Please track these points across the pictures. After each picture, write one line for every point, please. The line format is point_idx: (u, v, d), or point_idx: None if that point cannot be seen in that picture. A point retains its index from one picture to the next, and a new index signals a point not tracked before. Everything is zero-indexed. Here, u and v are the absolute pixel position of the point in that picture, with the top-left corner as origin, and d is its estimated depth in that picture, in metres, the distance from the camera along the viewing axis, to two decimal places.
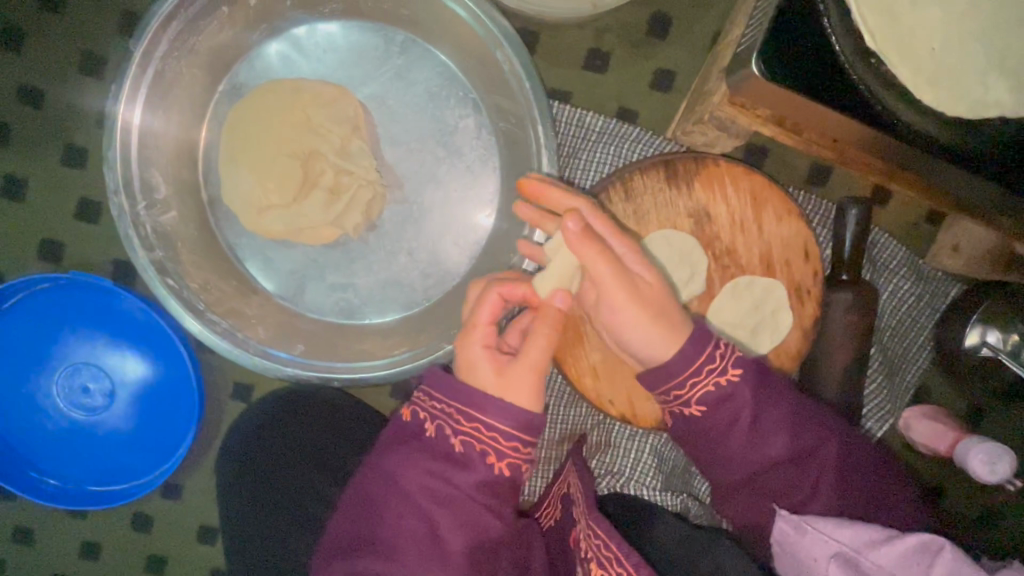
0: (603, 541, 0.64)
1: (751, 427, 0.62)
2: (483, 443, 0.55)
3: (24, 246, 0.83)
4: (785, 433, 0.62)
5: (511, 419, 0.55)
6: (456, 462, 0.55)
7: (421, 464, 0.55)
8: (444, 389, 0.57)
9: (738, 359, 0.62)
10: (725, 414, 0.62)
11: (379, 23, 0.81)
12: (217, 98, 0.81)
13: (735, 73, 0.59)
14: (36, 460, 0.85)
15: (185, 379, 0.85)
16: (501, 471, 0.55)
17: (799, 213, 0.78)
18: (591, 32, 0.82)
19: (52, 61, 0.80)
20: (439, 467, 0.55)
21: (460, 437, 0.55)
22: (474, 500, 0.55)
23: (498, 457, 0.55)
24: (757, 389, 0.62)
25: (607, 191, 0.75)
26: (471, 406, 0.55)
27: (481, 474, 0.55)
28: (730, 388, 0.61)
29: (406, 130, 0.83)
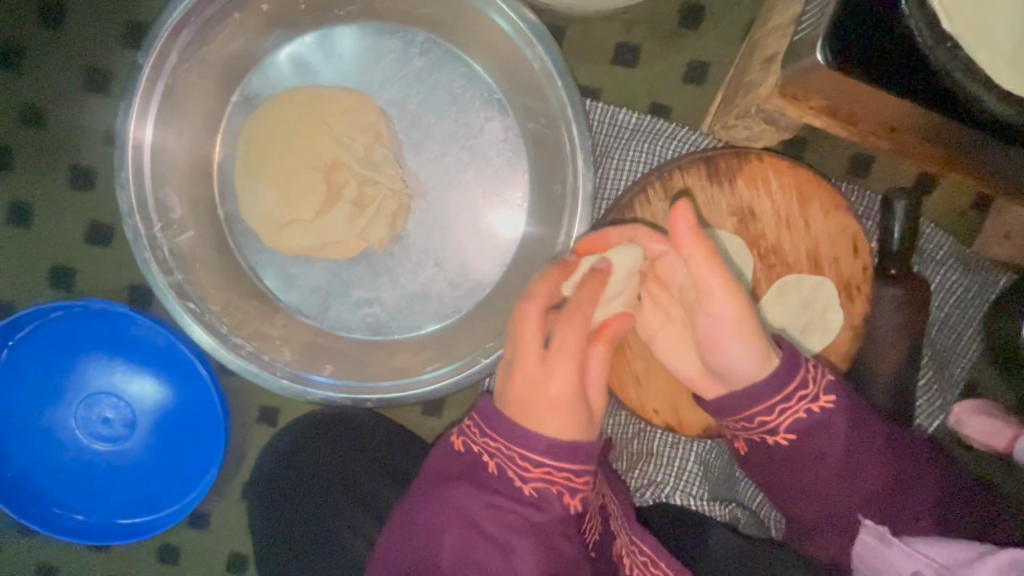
0: (650, 559, 0.60)
1: (843, 457, 0.59)
2: (537, 480, 0.53)
3: (35, 274, 0.79)
4: (873, 460, 0.60)
5: (554, 453, 0.53)
6: (526, 505, 0.53)
7: (474, 500, 0.53)
8: (497, 424, 0.55)
9: (830, 385, 0.59)
10: (817, 443, 0.58)
11: (397, 23, 0.77)
12: (230, 109, 0.77)
13: (792, 63, 0.56)
14: (57, 495, 0.82)
15: (208, 404, 0.81)
16: (553, 510, 0.53)
17: (847, 207, 0.74)
18: (620, 25, 0.79)
19: (54, 78, 0.76)
20: (504, 507, 0.53)
21: (514, 475, 0.53)
22: (549, 539, 0.52)
23: (564, 489, 0.53)
24: (850, 414, 0.59)
25: (647, 192, 0.72)
26: (521, 443, 0.53)
27: (553, 513, 0.53)
28: (823, 417, 0.58)
29: (429, 135, 0.79)
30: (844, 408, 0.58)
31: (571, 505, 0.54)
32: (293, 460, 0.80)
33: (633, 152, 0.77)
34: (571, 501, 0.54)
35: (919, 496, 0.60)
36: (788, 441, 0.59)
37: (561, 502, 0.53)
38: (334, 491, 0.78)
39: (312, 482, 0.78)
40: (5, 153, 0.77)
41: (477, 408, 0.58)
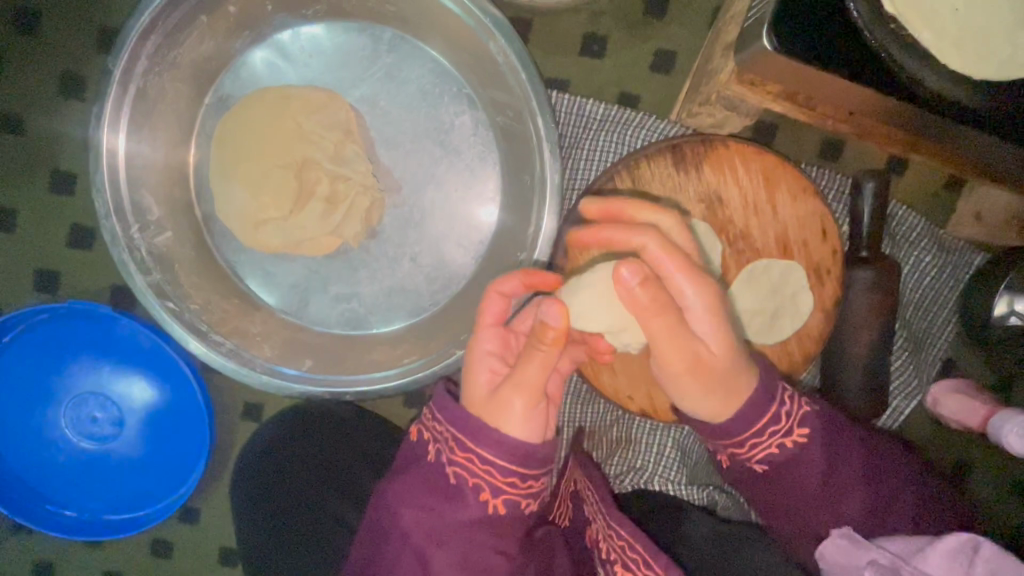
0: (626, 542, 0.61)
1: (823, 484, 0.62)
2: (477, 477, 0.55)
3: (19, 278, 0.81)
4: (855, 488, 0.62)
5: (505, 453, 0.53)
6: (447, 494, 0.56)
7: (418, 498, 0.57)
8: (445, 413, 0.57)
9: (807, 421, 0.62)
10: (799, 469, 0.62)
11: (364, 22, 0.78)
12: (204, 111, 0.78)
13: (746, 49, 0.57)
14: (49, 493, 0.84)
15: (193, 402, 0.83)
16: (496, 508, 0.55)
17: (815, 191, 0.75)
18: (587, 16, 0.79)
19: (32, 86, 0.77)
20: (429, 497, 0.56)
21: (454, 466, 0.55)
22: (467, 534, 0.55)
23: (493, 493, 0.55)
24: (826, 441, 0.62)
25: (614, 181, 0.72)
26: (467, 435, 0.54)
27: (473, 510, 0.55)
28: (798, 448, 0.61)
29: (400, 131, 0.80)
30: (822, 430, 0.62)
31: (495, 506, 0.55)
32: (275, 454, 0.81)
33: (602, 142, 0.78)
34: (492, 502, 0.55)
35: (898, 498, 0.63)
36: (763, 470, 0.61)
37: (479, 500, 0.55)
38: (317, 483, 0.79)
39: (295, 475, 0.80)
40: None
41: (433, 399, 0.59)
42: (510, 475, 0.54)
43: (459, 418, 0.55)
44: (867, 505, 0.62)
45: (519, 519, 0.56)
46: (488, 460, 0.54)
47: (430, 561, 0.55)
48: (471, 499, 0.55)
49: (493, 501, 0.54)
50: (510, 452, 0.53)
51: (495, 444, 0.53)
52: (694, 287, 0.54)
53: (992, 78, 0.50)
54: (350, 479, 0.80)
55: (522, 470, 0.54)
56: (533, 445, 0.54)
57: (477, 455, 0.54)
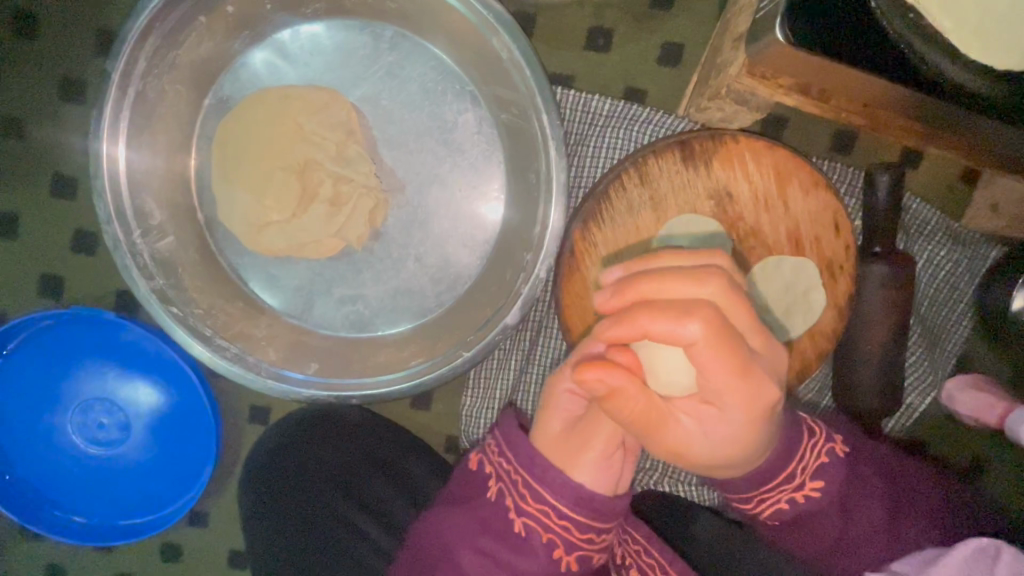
0: (643, 546, 0.62)
1: (837, 530, 0.61)
2: (548, 529, 0.58)
3: (23, 284, 0.81)
4: (874, 534, 0.60)
5: (579, 507, 0.57)
6: (512, 542, 0.59)
7: (477, 542, 0.59)
8: (516, 457, 0.60)
9: (820, 468, 0.62)
10: (812, 512, 0.62)
11: (364, 19, 0.76)
12: (204, 113, 0.77)
13: (757, 41, 0.55)
14: (59, 499, 0.84)
15: (200, 406, 0.83)
16: (567, 562, 0.58)
17: (827, 185, 0.73)
18: (591, 9, 0.77)
19: (31, 91, 0.76)
20: (492, 543, 0.59)
21: (522, 518, 0.58)
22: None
23: (565, 548, 0.58)
24: (839, 490, 0.62)
25: (621, 179, 0.71)
26: (538, 481, 0.58)
27: (542, 561, 0.58)
28: (814, 493, 0.61)
29: (403, 131, 0.79)
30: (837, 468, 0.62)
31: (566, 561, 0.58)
32: (280, 456, 0.81)
33: (609, 140, 0.76)
34: (563, 558, 0.58)
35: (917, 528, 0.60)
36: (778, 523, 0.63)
37: (550, 555, 0.58)
38: (322, 483, 0.79)
39: (300, 478, 0.79)
40: None
41: (501, 432, 0.62)
42: (586, 530, 0.58)
43: (538, 463, 0.58)
44: (885, 541, 0.60)
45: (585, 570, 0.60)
46: (565, 514, 0.57)
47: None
48: (542, 553, 0.58)
49: (565, 557, 0.58)
50: (585, 505, 0.57)
51: (561, 490, 0.57)
52: (739, 387, 0.48)
53: (1014, 67, 0.48)
54: (356, 481, 0.80)
55: (599, 524, 0.58)
56: (603, 495, 0.57)
57: (558, 508, 0.57)
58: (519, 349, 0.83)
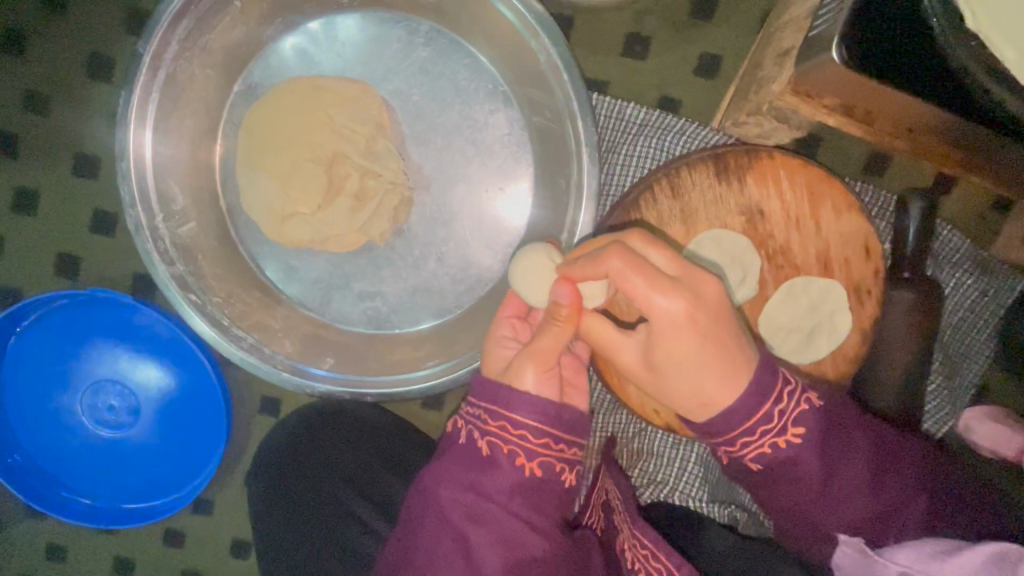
0: (649, 551, 0.59)
1: (823, 487, 0.55)
2: (511, 443, 0.54)
3: (40, 261, 0.79)
4: (862, 493, 0.56)
5: (537, 415, 0.54)
6: (479, 465, 0.55)
7: (454, 479, 0.55)
8: (485, 392, 0.57)
9: (800, 415, 0.55)
10: (794, 464, 0.55)
11: (400, 12, 0.75)
12: (232, 100, 0.76)
13: (808, 61, 0.54)
14: (66, 480, 0.83)
15: (212, 392, 0.82)
16: (532, 472, 0.54)
17: (859, 208, 0.72)
18: (631, 14, 0.75)
19: (56, 65, 0.75)
20: (466, 474, 0.55)
21: (487, 437, 0.55)
22: (503, 505, 0.54)
23: (528, 456, 0.54)
24: (822, 446, 0.55)
25: (652, 190, 0.70)
26: (500, 404, 0.55)
27: (509, 476, 0.54)
28: (798, 451, 0.54)
29: (432, 127, 0.77)
30: (819, 428, 0.55)
31: (530, 470, 0.54)
32: (290, 450, 0.80)
33: (641, 148, 0.75)
34: (528, 466, 0.54)
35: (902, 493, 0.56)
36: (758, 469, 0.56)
37: (514, 466, 0.54)
38: (332, 478, 0.78)
39: (309, 473, 0.79)
40: (9, 141, 0.76)
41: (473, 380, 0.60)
42: (543, 436, 0.54)
43: (491, 389, 0.56)
44: (872, 500, 0.55)
45: (553, 486, 0.56)
46: (522, 423, 0.54)
47: (470, 544, 0.53)
48: (508, 468, 0.54)
49: (530, 464, 0.54)
50: (541, 413, 0.54)
51: (521, 407, 0.55)
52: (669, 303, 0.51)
53: None
54: (366, 477, 0.79)
55: (555, 431, 0.55)
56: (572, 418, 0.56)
57: (513, 421, 0.55)
58: None
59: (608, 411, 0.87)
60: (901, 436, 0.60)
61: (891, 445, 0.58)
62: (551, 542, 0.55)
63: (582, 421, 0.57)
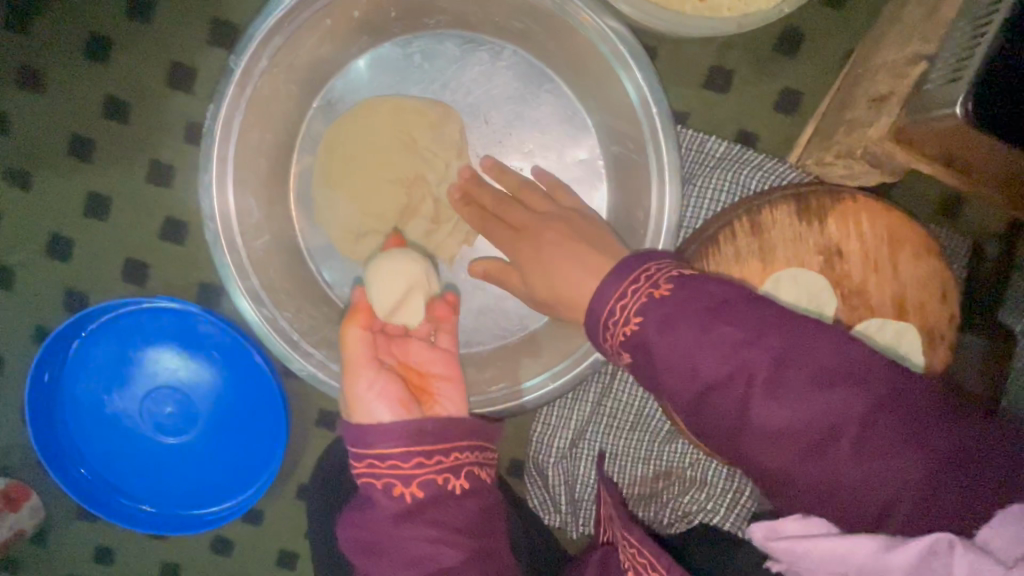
0: (637, 549, 0.57)
1: (751, 403, 0.43)
2: (384, 477, 0.50)
3: (108, 267, 0.79)
4: (811, 418, 0.42)
5: (397, 439, 0.50)
6: (364, 509, 0.51)
7: (353, 532, 0.51)
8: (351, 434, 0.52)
9: (718, 314, 0.45)
10: (714, 390, 0.44)
11: (485, 36, 0.75)
12: (311, 115, 0.77)
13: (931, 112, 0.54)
14: (124, 485, 0.83)
15: (271, 403, 0.82)
16: (410, 497, 0.50)
17: (936, 253, 0.72)
18: (715, 47, 0.75)
19: (138, 72, 0.75)
20: (359, 518, 0.51)
21: (363, 479, 0.51)
22: (401, 541, 0.49)
23: (403, 484, 0.50)
24: (768, 358, 0.43)
25: (733, 225, 0.70)
26: (359, 443, 0.51)
27: (390, 509, 0.50)
28: (716, 367, 0.44)
29: (507, 149, 0.76)
30: (661, 315, 0.46)
31: (410, 496, 0.50)
32: (343, 468, 0.79)
33: (718, 181, 0.74)
34: (406, 494, 0.50)
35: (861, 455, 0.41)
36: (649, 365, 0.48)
37: (393, 499, 0.50)
38: None
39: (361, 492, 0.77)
40: (86, 146, 0.76)
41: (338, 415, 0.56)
42: (417, 460, 0.50)
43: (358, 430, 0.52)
44: (814, 434, 0.42)
45: (446, 501, 0.50)
46: (364, 456, 0.51)
47: None
48: (384, 503, 0.50)
49: (406, 492, 0.49)
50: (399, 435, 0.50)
51: (378, 434, 0.51)
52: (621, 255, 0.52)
53: None
54: None
55: (424, 449, 0.50)
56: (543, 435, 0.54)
57: (371, 448, 0.51)
58: (596, 383, 0.84)
59: (663, 442, 0.84)
60: (887, 364, 0.43)
61: (891, 378, 0.42)
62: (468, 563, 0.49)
63: (452, 425, 0.52)
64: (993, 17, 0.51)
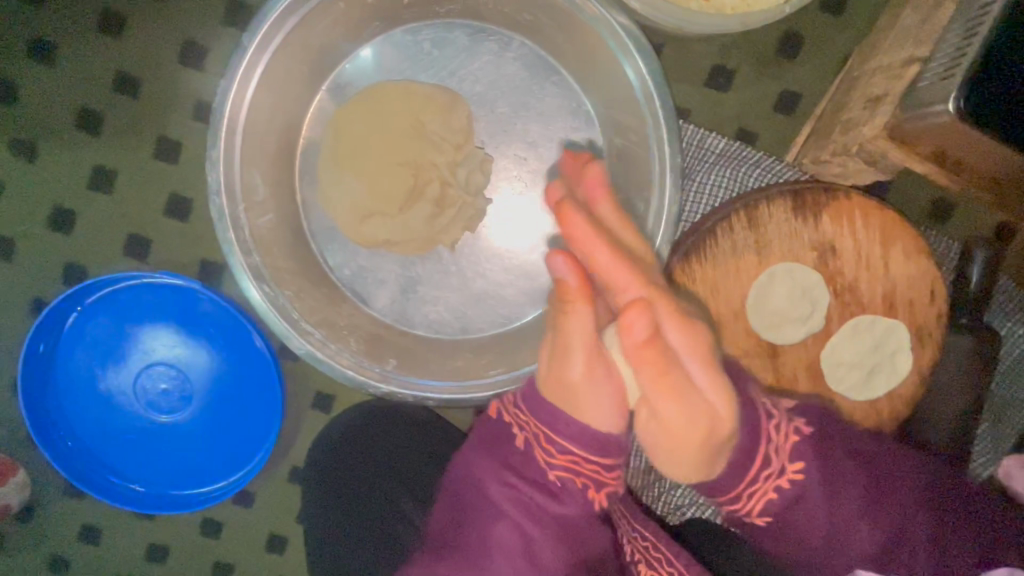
0: (652, 543, 0.66)
1: (827, 511, 0.60)
2: (585, 477, 0.62)
3: (109, 241, 0.79)
4: (868, 523, 0.60)
5: (598, 450, 0.61)
6: (555, 494, 0.62)
7: (511, 480, 0.63)
8: (544, 415, 0.61)
9: (794, 450, 0.61)
10: (796, 500, 0.61)
11: (496, 26, 0.77)
12: (320, 97, 0.78)
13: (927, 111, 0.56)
14: (115, 463, 0.83)
15: (268, 384, 0.82)
16: (594, 500, 0.63)
17: (928, 253, 0.74)
18: (718, 47, 0.77)
19: (151, 49, 0.75)
20: (537, 495, 0.62)
21: (556, 470, 0.62)
22: (571, 522, 0.63)
23: (596, 488, 0.63)
24: (828, 475, 0.60)
25: (730, 219, 0.71)
26: (551, 428, 0.60)
27: (576, 504, 0.63)
28: (796, 489, 0.61)
29: (513, 138, 0.78)
30: (812, 476, 0.60)
31: (597, 499, 0.64)
32: (341, 450, 0.79)
33: (717, 177, 0.76)
34: (595, 497, 0.63)
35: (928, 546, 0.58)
36: (764, 522, 0.62)
37: (583, 496, 0.63)
38: (384, 481, 0.78)
39: (362, 473, 0.79)
40: (94, 121, 0.77)
41: (527, 393, 0.63)
42: (600, 466, 0.62)
43: (545, 411, 0.61)
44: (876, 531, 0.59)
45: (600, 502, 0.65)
46: (562, 447, 0.60)
47: (533, 541, 0.62)
48: (578, 495, 0.62)
49: (598, 496, 0.63)
50: (588, 440, 0.60)
51: (579, 436, 0.60)
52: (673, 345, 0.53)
53: None
54: (417, 477, 0.79)
55: (604, 460, 0.62)
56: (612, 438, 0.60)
57: (557, 446, 0.61)
58: None
59: None
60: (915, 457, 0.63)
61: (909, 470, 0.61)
62: (603, 541, 0.64)
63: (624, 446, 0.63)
64: (983, 22, 0.54)
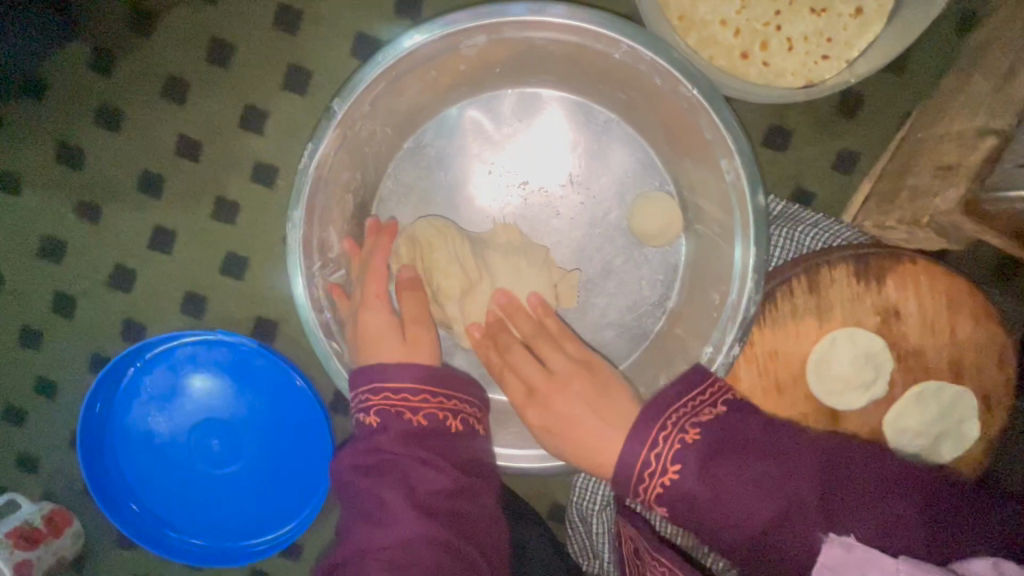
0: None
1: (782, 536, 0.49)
2: (396, 406, 0.59)
3: (167, 298, 0.81)
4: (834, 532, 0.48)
5: (411, 376, 0.60)
6: (376, 432, 0.58)
7: (353, 455, 0.58)
8: (359, 378, 0.62)
9: (678, 454, 0.52)
10: (693, 499, 0.51)
11: (586, 100, 0.77)
12: (399, 155, 0.78)
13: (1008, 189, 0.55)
14: (173, 519, 0.84)
15: (318, 435, 0.82)
16: (420, 422, 0.58)
17: (995, 320, 0.71)
18: (775, 108, 0.77)
19: (214, 115, 0.77)
20: (365, 446, 0.58)
21: (376, 409, 0.59)
22: (400, 453, 0.56)
23: (412, 411, 0.59)
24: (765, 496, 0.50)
25: (791, 283, 0.70)
26: (367, 381, 0.61)
27: (398, 427, 0.58)
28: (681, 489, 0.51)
29: (586, 205, 0.78)
30: (693, 475, 0.51)
31: (417, 420, 0.58)
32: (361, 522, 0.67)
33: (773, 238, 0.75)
34: (415, 418, 0.58)
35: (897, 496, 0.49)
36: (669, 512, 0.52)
37: (403, 421, 0.58)
38: None
39: None
40: (155, 182, 0.78)
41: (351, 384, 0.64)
42: (418, 393, 0.59)
43: (370, 371, 0.61)
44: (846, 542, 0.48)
45: (444, 433, 0.59)
46: (380, 387, 0.60)
47: (382, 497, 0.55)
48: (397, 427, 0.58)
49: (415, 416, 0.58)
50: (419, 375, 0.60)
51: (389, 372, 0.60)
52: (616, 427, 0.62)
53: None
54: None
55: (429, 386, 0.60)
56: (444, 369, 0.62)
57: (373, 388, 0.60)
58: None
59: None
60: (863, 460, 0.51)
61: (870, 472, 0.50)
62: (456, 476, 0.57)
63: (453, 376, 0.62)
64: None
